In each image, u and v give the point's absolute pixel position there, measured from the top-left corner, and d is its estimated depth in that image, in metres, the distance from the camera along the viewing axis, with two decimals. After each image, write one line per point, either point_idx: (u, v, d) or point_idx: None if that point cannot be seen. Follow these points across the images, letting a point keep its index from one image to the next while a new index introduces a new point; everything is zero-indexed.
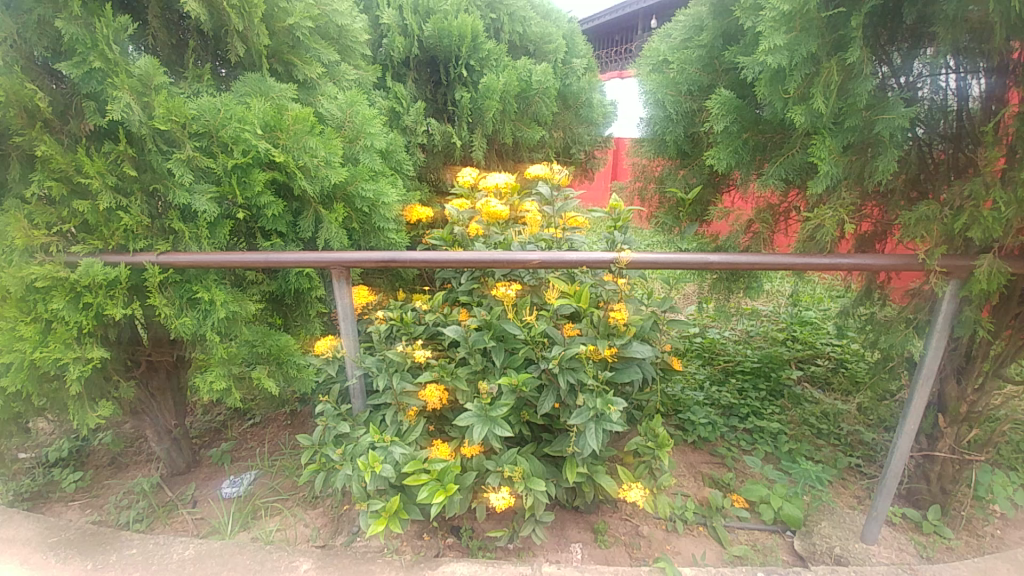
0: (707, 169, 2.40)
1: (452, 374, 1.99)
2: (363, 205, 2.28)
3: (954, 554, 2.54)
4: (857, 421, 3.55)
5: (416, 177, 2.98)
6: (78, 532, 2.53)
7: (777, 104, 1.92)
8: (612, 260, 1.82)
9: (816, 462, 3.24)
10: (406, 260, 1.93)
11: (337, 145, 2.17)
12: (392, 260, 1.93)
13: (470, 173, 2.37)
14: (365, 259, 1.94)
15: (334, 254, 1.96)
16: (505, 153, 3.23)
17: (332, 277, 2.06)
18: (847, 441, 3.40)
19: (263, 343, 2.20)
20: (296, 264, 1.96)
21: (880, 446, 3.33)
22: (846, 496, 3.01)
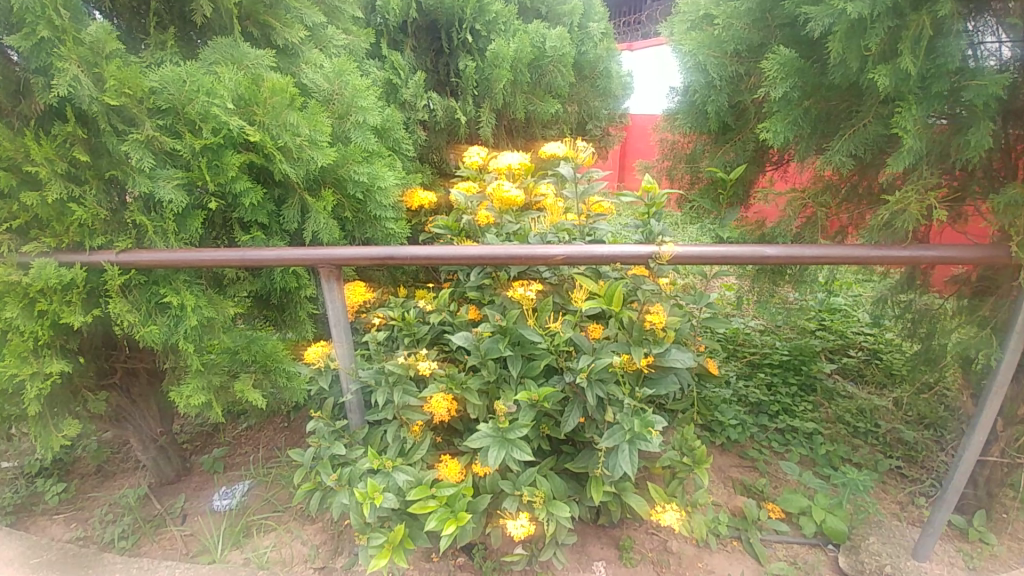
0: (753, 145, 2.08)
1: (463, 386, 1.74)
2: (356, 191, 1.98)
3: (999, 563, 2.30)
4: (895, 418, 3.28)
5: (416, 158, 2.68)
6: (61, 553, 2.35)
7: (848, 65, 1.61)
8: (651, 256, 1.54)
9: (854, 465, 2.99)
10: (406, 255, 1.64)
11: (326, 121, 1.87)
12: (389, 257, 1.64)
13: (478, 153, 2.09)
14: (359, 256, 1.66)
15: (323, 250, 1.67)
16: (515, 129, 2.91)
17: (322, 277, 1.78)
18: (886, 440, 3.15)
19: (246, 349, 1.96)
20: (277, 263, 1.69)
21: (924, 445, 3.07)
22: (888, 503, 2.77)
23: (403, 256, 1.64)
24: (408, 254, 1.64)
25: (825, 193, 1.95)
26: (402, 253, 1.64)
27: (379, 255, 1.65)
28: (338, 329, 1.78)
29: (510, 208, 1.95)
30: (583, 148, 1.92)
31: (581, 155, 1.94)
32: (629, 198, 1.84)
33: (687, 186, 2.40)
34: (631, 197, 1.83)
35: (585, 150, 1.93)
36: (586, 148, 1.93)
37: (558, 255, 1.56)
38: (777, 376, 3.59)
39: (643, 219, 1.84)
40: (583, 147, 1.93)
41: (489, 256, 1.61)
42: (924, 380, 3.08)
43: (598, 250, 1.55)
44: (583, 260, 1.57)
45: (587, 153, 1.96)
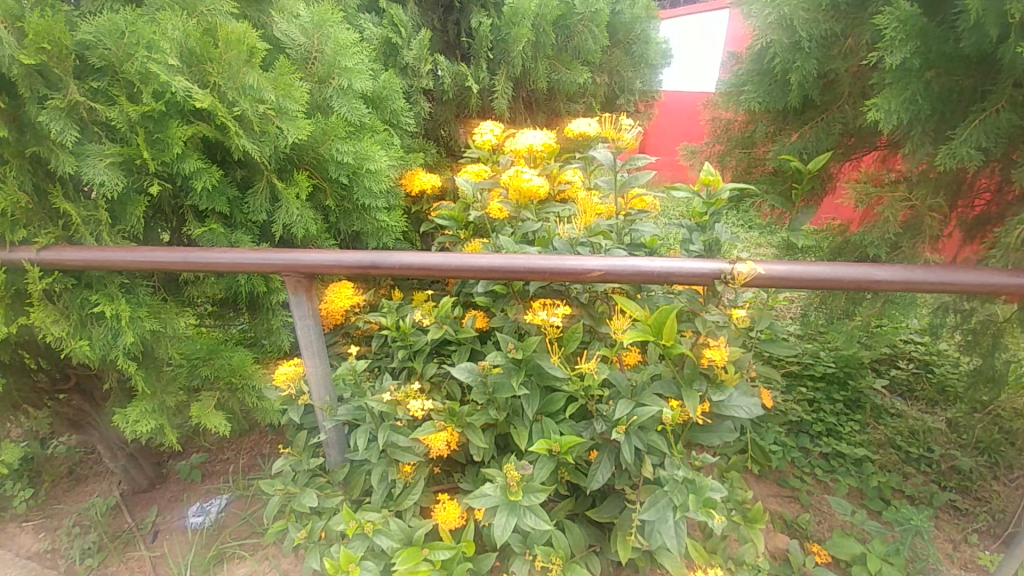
0: (839, 127, 1.66)
1: (467, 422, 1.40)
2: (340, 174, 1.60)
3: None
4: (948, 442, 2.84)
5: (420, 134, 2.29)
6: None
7: (984, 31, 1.23)
8: (722, 274, 1.14)
9: (905, 497, 2.61)
10: (394, 263, 1.27)
11: (302, 88, 1.50)
12: (373, 266, 1.27)
13: (492, 131, 1.71)
14: (335, 263, 1.28)
15: (288, 252, 1.30)
16: (535, 102, 2.49)
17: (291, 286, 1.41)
18: (938, 468, 2.73)
19: (211, 362, 1.67)
20: (231, 269, 1.33)
21: (980, 474, 2.65)
22: (942, 543, 2.40)
23: (392, 264, 1.27)
24: (399, 261, 1.27)
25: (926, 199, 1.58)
26: (391, 260, 1.27)
27: (361, 262, 1.28)
28: (313, 349, 1.41)
29: (530, 201, 1.56)
30: (626, 126, 1.51)
31: (622, 134, 1.53)
32: (682, 192, 1.43)
33: (744, 175, 1.97)
34: (685, 190, 1.43)
35: (628, 128, 1.52)
36: (629, 125, 1.53)
37: (594, 270, 1.18)
38: (819, 391, 3.14)
39: (699, 220, 1.44)
40: (625, 125, 1.53)
41: (503, 269, 1.22)
42: (973, 400, 2.60)
43: (646, 265, 1.16)
44: (627, 278, 1.18)
45: (629, 132, 1.55)
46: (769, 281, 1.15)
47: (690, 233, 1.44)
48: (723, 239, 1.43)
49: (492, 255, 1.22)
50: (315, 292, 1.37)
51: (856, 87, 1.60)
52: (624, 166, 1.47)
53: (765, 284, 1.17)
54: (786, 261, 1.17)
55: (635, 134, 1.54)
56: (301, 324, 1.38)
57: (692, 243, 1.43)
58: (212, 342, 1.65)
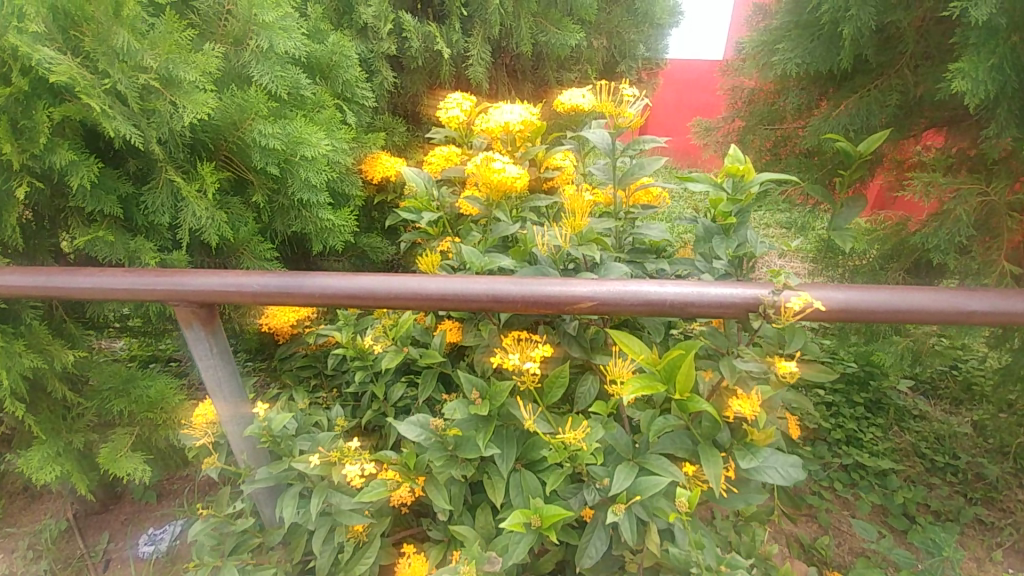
0: (897, 96, 1.32)
1: (429, 479, 1.12)
2: (266, 162, 1.27)
3: None
4: (973, 448, 2.32)
5: (384, 109, 1.94)
6: None
7: None
8: (764, 306, 0.82)
9: (929, 513, 2.11)
10: (319, 293, 0.90)
11: (211, 56, 1.18)
12: (285, 295, 0.91)
13: (456, 104, 1.36)
14: (232, 291, 0.92)
15: (175, 274, 0.94)
16: (520, 70, 2.13)
17: (179, 321, 1.00)
18: (962, 476, 2.21)
19: (127, 394, 1.41)
20: (101, 299, 0.96)
21: (1006, 484, 2.16)
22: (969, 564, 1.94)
23: (308, 292, 0.90)
24: (318, 288, 0.90)
25: (1004, 194, 1.26)
26: (306, 287, 0.91)
27: (268, 288, 0.92)
28: (223, 395, 1.09)
29: (506, 196, 1.21)
30: (633, 98, 1.14)
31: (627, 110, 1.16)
32: (700, 186, 1.09)
33: (769, 156, 1.64)
34: (705, 184, 1.08)
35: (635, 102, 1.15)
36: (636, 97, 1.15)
37: (586, 301, 0.85)
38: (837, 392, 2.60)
39: (722, 224, 1.11)
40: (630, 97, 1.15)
41: (463, 299, 0.88)
42: (1002, 399, 2.09)
43: (656, 293, 0.85)
44: (629, 310, 0.86)
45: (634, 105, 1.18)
46: (833, 317, 0.82)
47: (712, 241, 1.10)
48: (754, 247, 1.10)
49: (446, 281, 0.87)
50: (214, 326, 1.02)
51: (921, 47, 1.27)
52: (626, 152, 1.11)
53: (824, 319, 0.84)
54: (850, 285, 0.84)
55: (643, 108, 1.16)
56: (205, 365, 1.04)
57: (708, 253, 1.12)
58: (124, 372, 1.42)
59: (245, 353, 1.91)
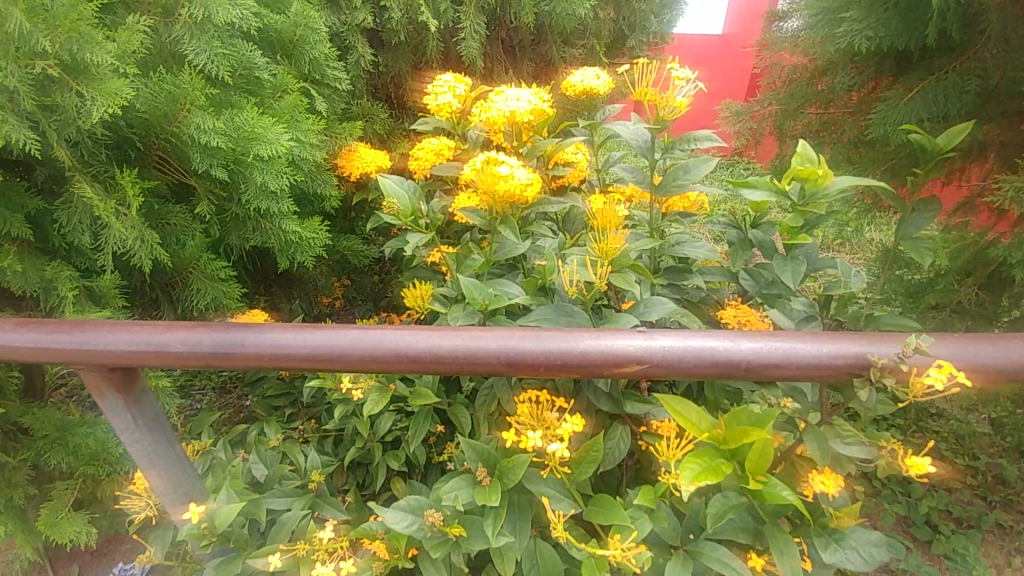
0: (979, 81, 1.09)
1: (429, 559, 0.91)
2: (210, 165, 1.02)
3: None
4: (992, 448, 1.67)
5: (363, 94, 1.67)
6: None
7: None
8: (893, 363, 0.60)
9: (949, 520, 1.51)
10: (267, 355, 0.66)
11: (135, 31, 0.94)
12: (222, 358, 0.67)
13: (447, 86, 1.11)
14: (149, 352, 0.68)
15: (79, 329, 0.70)
16: (518, 47, 1.86)
17: (89, 387, 0.77)
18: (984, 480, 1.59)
19: (64, 443, 1.19)
20: None
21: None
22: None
23: (249, 352, 0.66)
24: (263, 347, 0.66)
25: None
26: (248, 345, 0.66)
27: (197, 346, 0.68)
28: (156, 474, 0.89)
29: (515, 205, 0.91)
30: (682, 80, 0.78)
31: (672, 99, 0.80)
32: (757, 195, 0.86)
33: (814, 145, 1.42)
34: (764, 194, 0.85)
35: (685, 84, 0.79)
36: (685, 78, 0.79)
37: (634, 364, 0.62)
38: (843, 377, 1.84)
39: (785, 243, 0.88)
40: (677, 77, 0.79)
41: (463, 362, 0.64)
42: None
43: (728, 352, 0.62)
44: (690, 374, 0.63)
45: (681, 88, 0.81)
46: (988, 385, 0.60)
47: (775, 267, 0.88)
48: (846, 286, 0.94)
49: (440, 339, 0.63)
50: (138, 393, 0.81)
51: (1008, 24, 1.04)
52: (670, 152, 0.85)
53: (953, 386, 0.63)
54: (989, 336, 0.63)
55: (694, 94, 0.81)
56: (129, 438, 0.84)
57: (761, 274, 1.03)
58: (61, 416, 1.18)
59: (213, 374, 1.67)
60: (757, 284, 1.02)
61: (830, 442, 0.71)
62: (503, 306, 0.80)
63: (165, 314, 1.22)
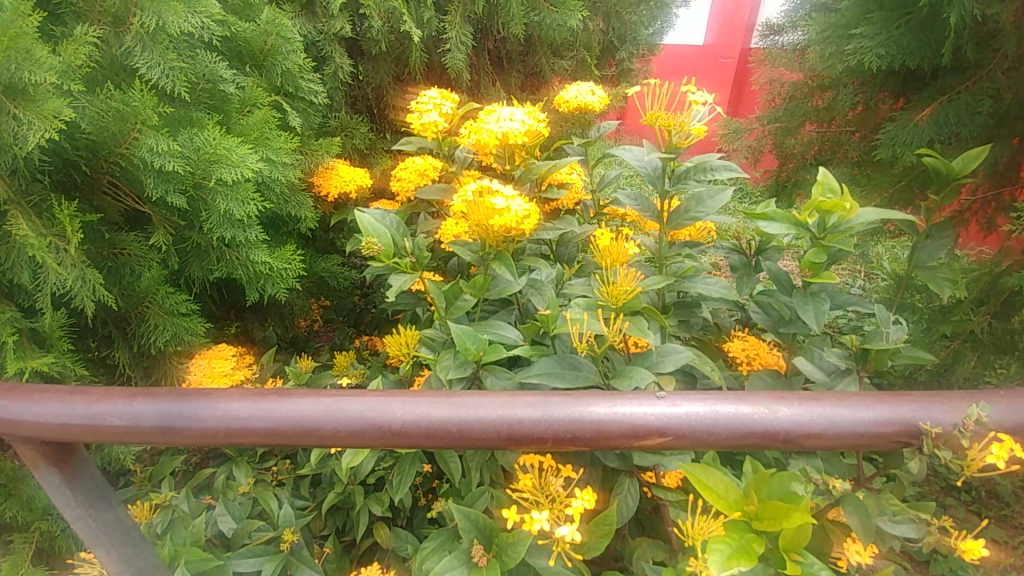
0: (991, 102, 1.05)
1: None
2: (167, 192, 0.91)
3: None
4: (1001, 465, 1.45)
5: (342, 107, 1.57)
6: None
7: None
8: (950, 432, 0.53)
9: None
10: (224, 431, 0.55)
11: (82, 43, 0.83)
12: (170, 435, 0.56)
13: (433, 103, 1.02)
14: (84, 426, 0.58)
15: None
16: (506, 58, 1.78)
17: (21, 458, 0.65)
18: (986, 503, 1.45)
19: (16, 496, 1.07)
20: None
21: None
22: None
23: (202, 427, 0.55)
24: (219, 421, 0.55)
25: None
26: (200, 419, 0.56)
27: (140, 420, 0.57)
28: (103, 553, 0.76)
29: (509, 238, 0.82)
30: (703, 104, 0.71)
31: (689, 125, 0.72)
32: (775, 228, 0.78)
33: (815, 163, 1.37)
34: (783, 228, 0.78)
35: (705, 109, 0.72)
36: (704, 102, 0.72)
37: (658, 438, 0.53)
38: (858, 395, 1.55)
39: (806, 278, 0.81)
40: (695, 101, 0.72)
41: (457, 436, 0.55)
42: None
43: (764, 421, 0.54)
44: (721, 446, 0.55)
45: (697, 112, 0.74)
46: None
47: (796, 305, 0.81)
48: (889, 338, 0.78)
49: (429, 412, 0.54)
50: (76, 465, 0.69)
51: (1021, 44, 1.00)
52: (681, 181, 0.77)
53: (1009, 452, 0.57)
54: None
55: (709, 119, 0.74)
56: (71, 513, 0.71)
57: (772, 307, 0.95)
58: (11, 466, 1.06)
59: None
60: (769, 319, 0.96)
61: (870, 509, 0.64)
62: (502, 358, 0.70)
63: (119, 353, 1.10)
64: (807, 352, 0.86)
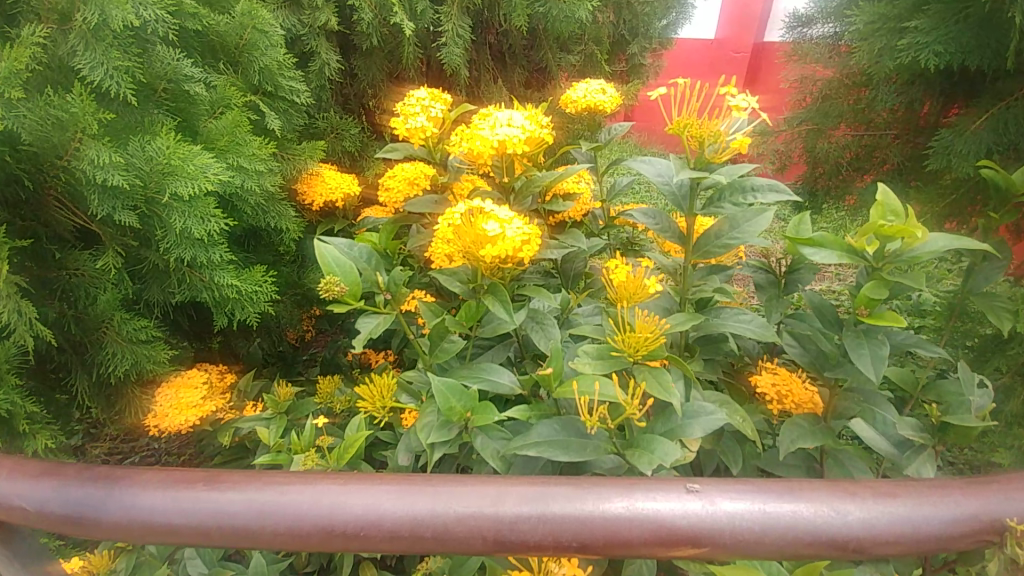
0: None
1: None
2: (111, 210, 0.80)
3: None
4: None
5: (331, 107, 1.46)
6: None
7: None
8: None
9: None
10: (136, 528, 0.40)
11: (27, 47, 0.74)
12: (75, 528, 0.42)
13: (422, 104, 0.90)
14: None
15: None
16: (509, 54, 1.66)
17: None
18: None
19: None
20: None
21: None
22: None
23: (108, 525, 0.40)
24: (129, 518, 0.40)
25: None
26: (107, 514, 0.41)
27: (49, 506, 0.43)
28: None
29: (504, 266, 0.69)
30: (745, 111, 0.57)
31: (724, 136, 0.59)
32: (824, 256, 0.66)
33: None
34: (833, 256, 0.66)
35: (748, 117, 0.58)
36: (746, 109, 0.58)
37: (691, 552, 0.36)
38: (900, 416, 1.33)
39: (861, 316, 0.68)
40: (735, 106, 0.58)
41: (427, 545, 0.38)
42: None
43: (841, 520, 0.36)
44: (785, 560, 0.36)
45: (736, 121, 0.60)
46: None
47: (848, 348, 0.69)
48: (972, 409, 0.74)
49: (395, 509, 0.37)
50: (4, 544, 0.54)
51: None
52: (712, 203, 0.64)
53: None
54: None
55: (749, 131, 0.60)
56: None
57: (810, 341, 0.84)
58: None
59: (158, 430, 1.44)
60: (807, 356, 0.85)
61: None
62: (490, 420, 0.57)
63: (77, 382, 0.99)
64: (865, 413, 0.82)
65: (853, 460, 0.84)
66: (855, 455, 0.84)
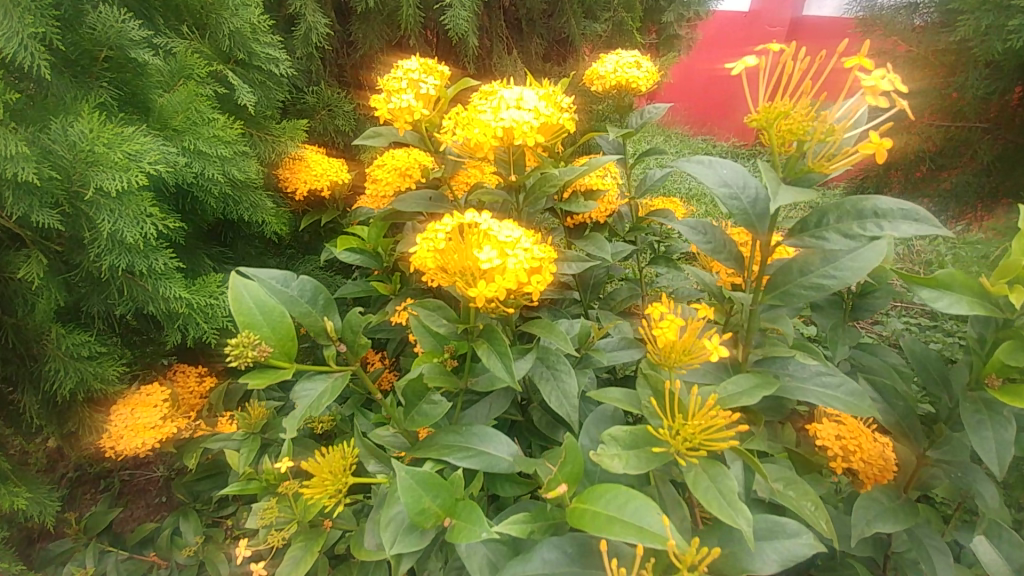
0: None
1: None
2: (23, 208, 0.65)
3: None
4: None
5: (321, 80, 1.28)
6: None
7: None
8: None
9: None
10: None
11: None
12: None
13: (411, 80, 0.72)
14: None
15: None
16: (527, 21, 1.45)
17: None
18: None
19: None
20: None
21: None
22: None
23: None
24: None
25: None
26: None
27: None
28: None
29: (506, 304, 0.51)
30: (882, 99, 0.38)
31: (841, 134, 0.40)
32: (950, 305, 0.51)
33: None
34: (964, 306, 0.50)
35: (885, 106, 0.39)
36: (884, 94, 0.39)
37: None
38: None
39: (993, 387, 0.55)
40: (868, 88, 0.38)
41: None
42: None
43: None
44: None
45: (862, 108, 0.40)
46: None
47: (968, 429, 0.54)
48: None
49: None
50: None
51: None
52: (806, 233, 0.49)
53: None
54: None
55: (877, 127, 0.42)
56: None
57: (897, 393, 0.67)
58: None
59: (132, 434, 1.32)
60: (893, 414, 0.70)
61: None
62: (474, 532, 0.42)
63: (24, 403, 0.87)
64: (987, 526, 0.66)
65: (931, 535, 0.67)
66: (935, 529, 0.67)
